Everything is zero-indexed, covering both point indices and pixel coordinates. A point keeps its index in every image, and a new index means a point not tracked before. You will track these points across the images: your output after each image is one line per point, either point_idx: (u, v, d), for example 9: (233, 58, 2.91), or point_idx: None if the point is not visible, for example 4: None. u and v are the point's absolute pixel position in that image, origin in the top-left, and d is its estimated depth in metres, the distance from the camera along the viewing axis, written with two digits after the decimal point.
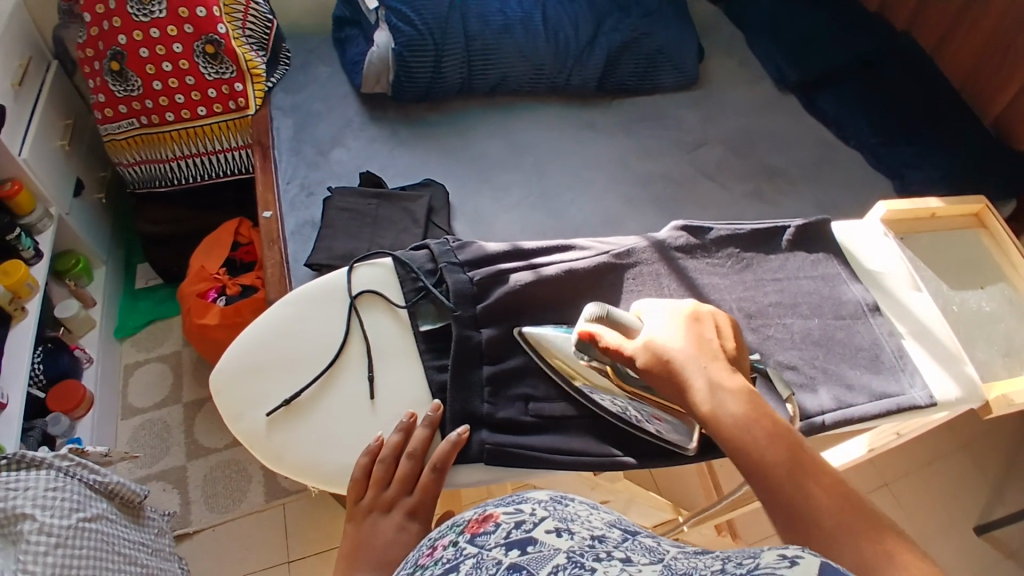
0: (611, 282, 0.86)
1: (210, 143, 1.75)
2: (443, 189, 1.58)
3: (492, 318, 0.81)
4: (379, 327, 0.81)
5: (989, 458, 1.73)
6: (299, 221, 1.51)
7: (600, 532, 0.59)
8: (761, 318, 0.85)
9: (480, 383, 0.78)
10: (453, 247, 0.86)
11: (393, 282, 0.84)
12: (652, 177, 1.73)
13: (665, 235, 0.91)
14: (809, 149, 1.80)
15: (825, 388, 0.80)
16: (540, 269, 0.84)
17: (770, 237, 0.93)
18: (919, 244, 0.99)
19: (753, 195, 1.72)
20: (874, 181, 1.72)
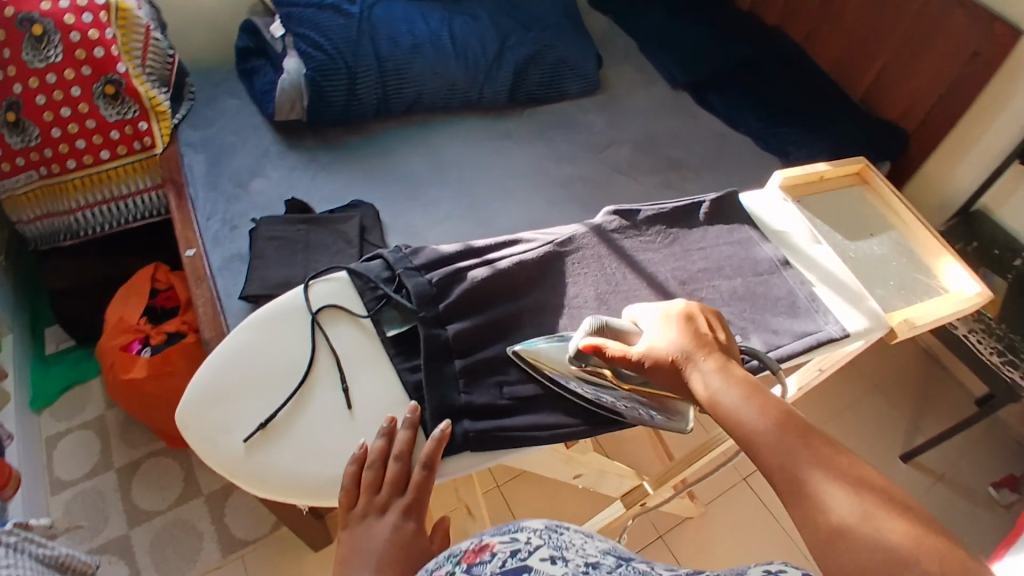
0: (559, 269, 0.91)
1: (114, 188, 1.67)
2: (373, 209, 1.59)
3: (456, 314, 0.83)
4: (345, 338, 0.82)
5: (900, 397, 1.93)
6: (226, 255, 1.48)
7: (594, 559, 0.67)
8: (694, 284, 0.93)
9: (453, 375, 0.80)
10: (407, 253, 0.88)
11: (352, 293, 0.85)
12: (571, 180, 1.84)
13: (601, 221, 0.98)
14: (706, 141, 1.98)
15: (760, 335, 0.89)
16: (494, 263, 0.88)
17: (689, 212, 1.03)
18: (815, 205, 1.12)
19: (664, 187, 1.85)
20: (766, 162, 1.91)
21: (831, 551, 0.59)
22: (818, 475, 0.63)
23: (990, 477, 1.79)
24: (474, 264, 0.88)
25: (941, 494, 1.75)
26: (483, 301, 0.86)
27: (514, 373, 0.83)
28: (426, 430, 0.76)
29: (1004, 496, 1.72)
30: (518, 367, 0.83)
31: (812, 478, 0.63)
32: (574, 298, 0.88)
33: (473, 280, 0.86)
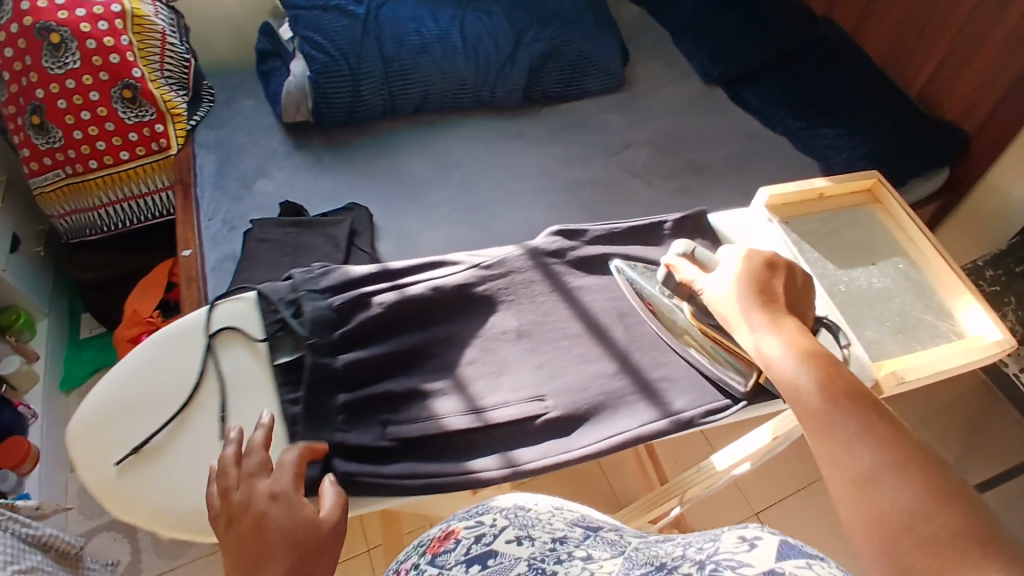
0: (481, 293, 0.92)
1: (136, 187, 1.75)
2: (368, 213, 1.56)
3: (350, 344, 0.84)
4: (234, 362, 0.81)
5: (949, 433, 1.69)
6: (220, 255, 1.51)
7: (562, 533, 0.66)
8: (632, 317, 0.94)
9: (334, 411, 0.79)
10: (318, 274, 0.89)
11: (258, 315, 0.86)
12: (579, 183, 1.75)
13: (540, 242, 0.97)
14: (734, 142, 1.81)
15: (692, 383, 0.88)
16: (405, 288, 0.89)
17: (642, 236, 1.00)
18: (806, 227, 0.99)
19: (678, 194, 1.72)
20: (799, 167, 1.73)
21: (854, 498, 0.59)
22: (850, 440, 0.63)
23: None
24: (383, 289, 0.88)
25: None
26: (387, 328, 0.86)
27: (406, 412, 0.82)
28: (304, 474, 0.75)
29: None
30: (411, 407, 0.82)
31: (843, 448, 0.63)
32: (491, 327, 0.90)
33: (379, 305, 0.87)
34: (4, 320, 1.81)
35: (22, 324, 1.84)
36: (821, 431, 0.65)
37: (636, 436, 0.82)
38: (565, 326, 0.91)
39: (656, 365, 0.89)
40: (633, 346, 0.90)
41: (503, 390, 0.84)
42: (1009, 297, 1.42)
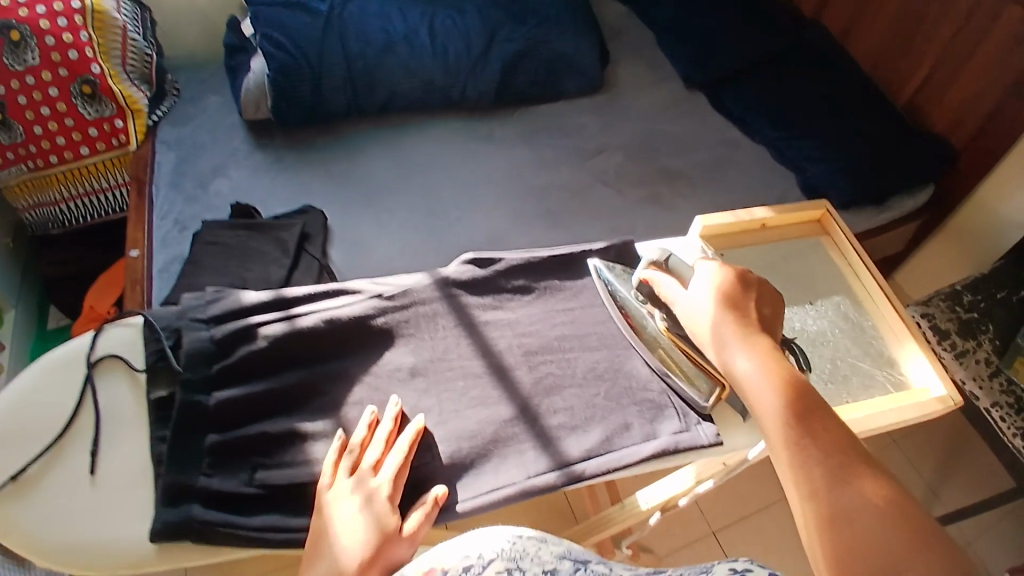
0: (380, 327, 0.82)
1: (93, 182, 1.73)
2: (321, 217, 1.51)
3: (227, 379, 0.75)
4: (113, 395, 0.78)
5: (925, 459, 1.61)
6: (167, 257, 1.48)
7: (551, 566, 0.63)
8: (543, 354, 0.83)
9: (199, 453, 0.70)
10: (206, 301, 0.81)
11: (139, 342, 0.82)
12: (548, 189, 1.66)
13: (451, 270, 0.88)
14: (712, 150, 1.73)
15: (598, 429, 0.78)
16: (296, 318, 0.79)
17: (566, 264, 0.92)
18: (743, 259, 0.97)
19: (650, 203, 1.63)
20: (776, 179, 1.65)
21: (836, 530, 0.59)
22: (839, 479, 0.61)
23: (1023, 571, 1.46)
24: (272, 319, 0.79)
25: None
26: (275, 364, 0.77)
27: (278, 457, 0.72)
28: (156, 519, 0.66)
29: None
30: (283, 451, 0.72)
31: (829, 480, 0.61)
32: (385, 364, 0.79)
33: (264, 338, 0.78)
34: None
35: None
36: (792, 446, 0.64)
37: (521, 490, 0.72)
38: (466, 364, 0.81)
39: (556, 408, 0.79)
40: (538, 387, 0.80)
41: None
42: (986, 324, 1.34)
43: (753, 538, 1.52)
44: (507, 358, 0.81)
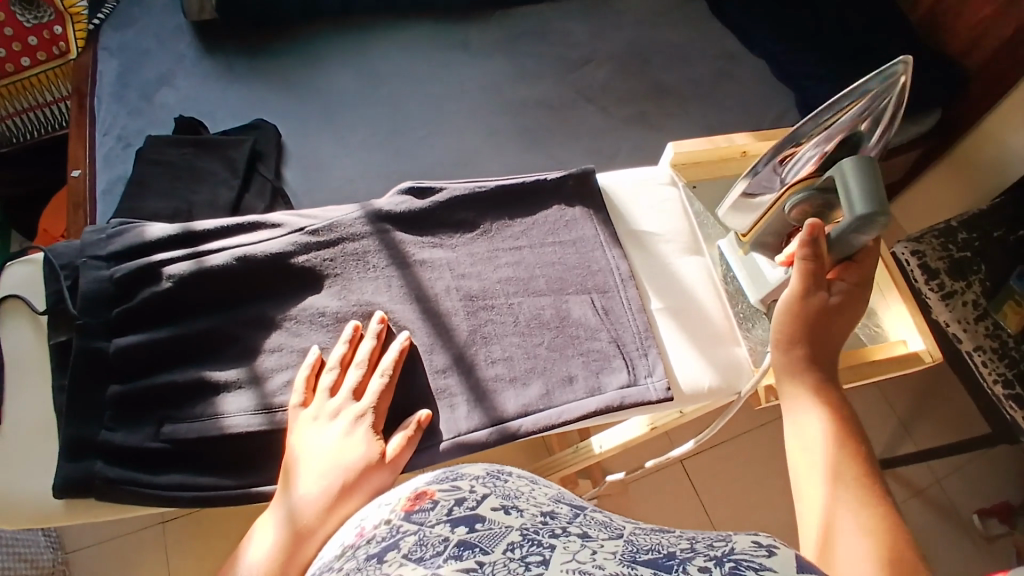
0: (303, 265, 0.75)
1: (38, 96, 1.58)
2: (275, 132, 1.39)
3: (133, 326, 0.71)
4: (14, 341, 0.73)
5: (901, 391, 1.59)
6: (111, 178, 1.35)
7: (549, 508, 0.46)
8: (484, 299, 0.76)
9: (102, 405, 0.68)
10: (107, 236, 0.74)
11: (40, 282, 0.75)
12: (526, 104, 1.51)
13: (386, 202, 0.80)
14: (706, 64, 1.57)
15: (537, 382, 0.73)
16: (205, 257, 0.73)
17: (516, 195, 0.83)
18: (717, 191, 0.89)
19: (635, 122, 1.50)
20: (774, 100, 1.52)
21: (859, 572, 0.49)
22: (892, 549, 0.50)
23: (984, 501, 1.47)
24: (178, 257, 0.73)
25: (925, 513, 1.46)
26: (183, 309, 0.72)
27: (187, 409, 0.69)
28: (57, 474, 0.65)
29: (990, 527, 1.40)
30: (195, 403, 0.69)
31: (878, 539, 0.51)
32: (306, 308, 0.74)
33: (169, 279, 0.72)
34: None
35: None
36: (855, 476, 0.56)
37: (454, 445, 0.69)
38: (395, 310, 0.75)
39: (494, 359, 0.73)
40: (474, 336, 0.74)
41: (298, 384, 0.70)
42: (978, 264, 1.26)
43: (724, 472, 1.51)
44: (445, 303, 0.75)
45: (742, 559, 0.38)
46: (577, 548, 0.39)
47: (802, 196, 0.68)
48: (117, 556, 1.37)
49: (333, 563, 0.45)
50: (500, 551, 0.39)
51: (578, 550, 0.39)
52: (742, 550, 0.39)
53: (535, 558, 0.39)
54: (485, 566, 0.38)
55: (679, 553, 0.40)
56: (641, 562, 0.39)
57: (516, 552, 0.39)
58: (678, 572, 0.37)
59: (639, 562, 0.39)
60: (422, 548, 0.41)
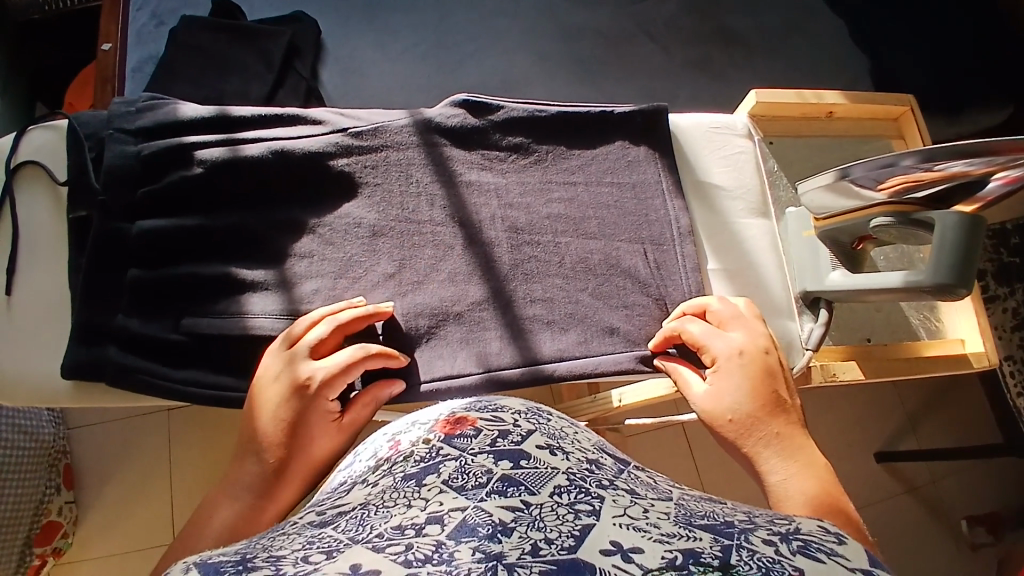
0: (345, 169, 0.70)
1: None
2: (314, 28, 1.29)
3: (154, 210, 0.67)
4: (31, 210, 0.69)
5: (918, 388, 1.54)
6: (141, 57, 1.27)
7: (594, 457, 0.51)
8: (530, 233, 0.72)
9: (119, 289, 0.65)
10: (135, 108, 0.69)
11: (62, 150, 0.71)
12: (582, 30, 1.38)
13: (438, 112, 0.74)
14: (785, 11, 1.42)
15: (576, 328, 0.69)
16: (240, 146, 0.68)
17: (577, 124, 0.77)
18: (793, 149, 0.85)
19: (697, 67, 1.37)
20: (850, 62, 1.38)
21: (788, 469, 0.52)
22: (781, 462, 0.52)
23: (972, 505, 1.46)
24: (211, 142, 0.68)
25: (917, 511, 1.45)
26: (212, 199, 0.68)
27: (208, 305, 0.66)
28: (67, 355, 0.62)
29: (976, 535, 1.38)
30: (215, 300, 0.66)
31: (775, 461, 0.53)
32: (342, 217, 0.70)
33: (199, 165, 0.67)
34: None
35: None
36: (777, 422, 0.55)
37: (484, 381, 0.66)
38: (436, 233, 0.71)
39: (534, 297, 0.69)
40: (517, 270, 0.70)
41: (327, 295, 0.67)
42: None
43: None
44: (489, 233, 0.71)
45: (809, 541, 0.40)
46: (627, 504, 0.43)
47: (889, 223, 0.64)
48: (120, 435, 1.40)
49: (371, 472, 0.50)
50: (546, 493, 0.43)
51: (628, 506, 0.43)
52: (808, 531, 0.41)
53: (584, 506, 0.42)
54: (533, 507, 0.41)
55: (737, 523, 0.42)
56: (698, 526, 0.41)
57: (564, 497, 0.43)
58: (740, 541, 0.39)
59: (697, 527, 0.41)
60: (465, 474, 0.45)
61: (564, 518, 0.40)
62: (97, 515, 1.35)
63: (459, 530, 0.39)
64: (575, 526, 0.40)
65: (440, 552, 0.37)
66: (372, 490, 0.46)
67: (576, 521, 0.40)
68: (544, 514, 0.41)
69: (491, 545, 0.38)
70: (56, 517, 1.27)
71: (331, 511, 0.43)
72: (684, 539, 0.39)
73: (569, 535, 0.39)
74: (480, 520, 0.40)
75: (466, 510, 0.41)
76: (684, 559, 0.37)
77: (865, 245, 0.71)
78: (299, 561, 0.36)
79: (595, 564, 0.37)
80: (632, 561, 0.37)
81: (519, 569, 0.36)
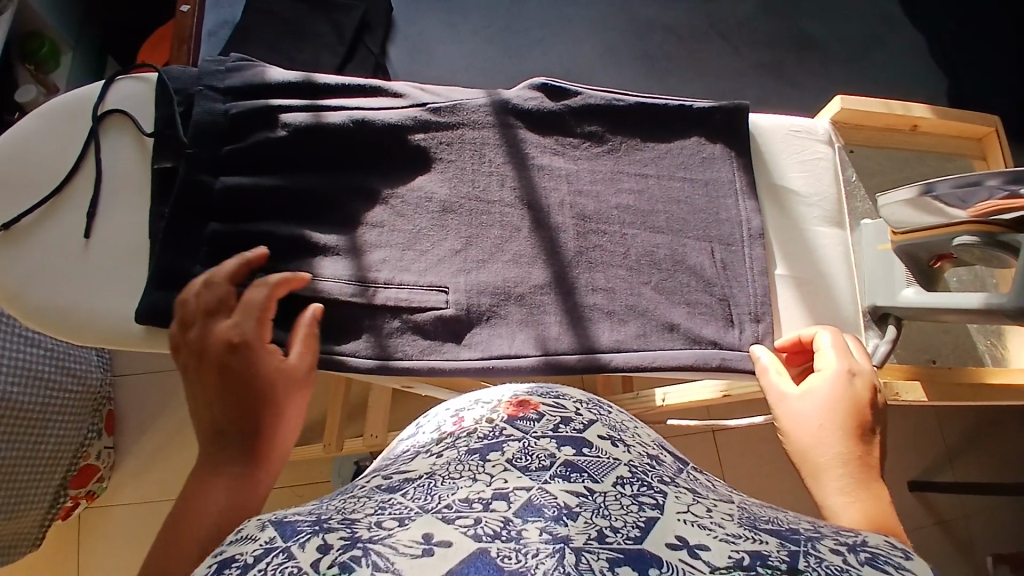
0: (424, 144, 0.73)
1: None
2: (386, 3, 1.30)
3: (236, 166, 0.70)
4: (114, 155, 0.72)
5: (963, 420, 1.48)
6: (218, 20, 1.30)
7: (655, 453, 0.52)
8: (597, 222, 0.74)
9: (200, 240, 0.67)
10: (225, 68, 0.72)
11: (149, 101, 0.74)
12: (650, 24, 1.36)
13: (515, 94, 0.76)
14: (863, 19, 1.37)
15: (635, 321, 0.71)
16: (323, 113, 0.71)
17: (651, 117, 0.78)
18: (873, 159, 0.84)
19: (766, 71, 1.34)
20: (927, 76, 1.33)
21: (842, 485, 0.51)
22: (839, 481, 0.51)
23: (1005, 544, 1.41)
24: (296, 107, 0.71)
25: (948, 545, 1.40)
26: (294, 162, 0.71)
27: (284, 263, 0.68)
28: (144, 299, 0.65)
29: None
30: (292, 260, 0.69)
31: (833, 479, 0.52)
32: (415, 190, 0.73)
33: (285, 127, 0.70)
34: (26, 46, 1.47)
35: (47, 55, 1.50)
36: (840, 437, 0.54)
37: (543, 362, 0.68)
38: (504, 213, 0.73)
39: (596, 286, 0.72)
40: (580, 257, 0.72)
41: (395, 265, 0.70)
42: None
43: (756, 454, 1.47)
44: (558, 218, 0.73)
45: (877, 554, 0.40)
46: (690, 502, 0.44)
47: (974, 242, 0.63)
48: (161, 387, 1.46)
49: (436, 443, 0.54)
50: (609, 482, 0.45)
51: (691, 503, 0.44)
52: (877, 546, 0.40)
53: (648, 500, 0.44)
54: (597, 495, 0.43)
55: (804, 531, 0.42)
56: (764, 530, 0.42)
57: (627, 488, 0.44)
58: (804, 547, 0.40)
59: (764, 530, 0.42)
60: (528, 455, 0.48)
61: (629, 508, 0.42)
62: (133, 462, 1.41)
63: (525, 509, 0.42)
64: (640, 517, 0.41)
65: (508, 529, 0.40)
66: (437, 460, 0.50)
67: (640, 513, 0.42)
68: (609, 503, 0.43)
69: (558, 528, 0.40)
70: (94, 461, 1.32)
71: (399, 478, 0.49)
72: (750, 541, 0.40)
73: (635, 526, 0.40)
74: (545, 501, 0.42)
75: (532, 490, 0.43)
76: (752, 560, 0.38)
77: (942, 263, 0.70)
78: (374, 526, 0.40)
79: (662, 558, 0.38)
80: (698, 558, 0.38)
81: (585, 554, 0.38)
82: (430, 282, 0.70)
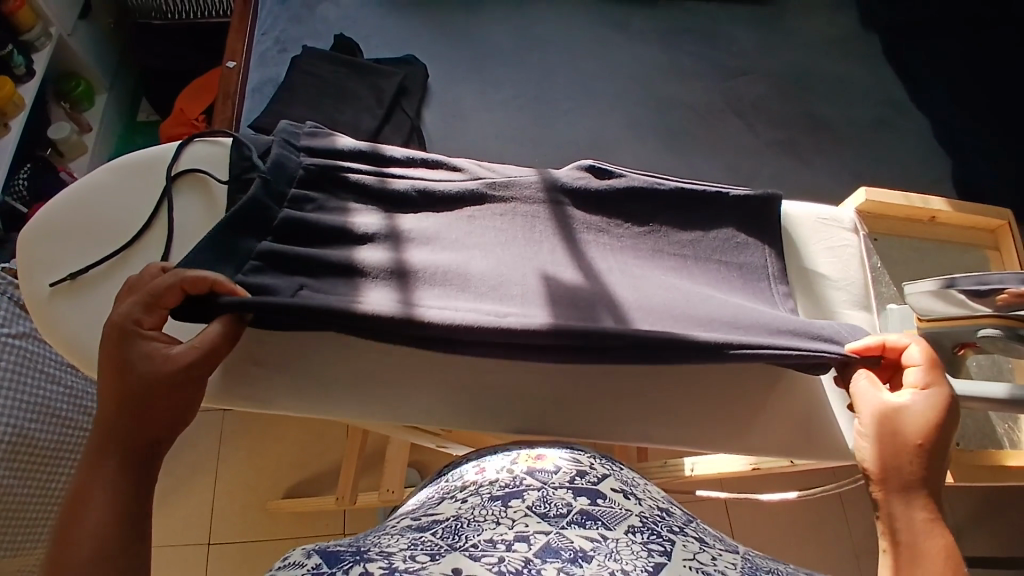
0: (475, 213, 0.80)
1: None
2: (424, 71, 1.37)
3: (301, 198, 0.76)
4: (186, 213, 0.76)
5: (971, 497, 1.49)
6: (262, 78, 1.36)
7: (666, 507, 0.63)
8: (638, 273, 0.78)
9: (249, 253, 0.70)
10: (302, 131, 0.80)
11: (224, 163, 0.79)
12: (670, 102, 1.44)
13: (565, 173, 0.83)
14: (871, 106, 1.45)
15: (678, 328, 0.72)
16: (388, 179, 0.79)
17: (692, 201, 0.83)
18: (896, 248, 0.89)
19: (779, 149, 1.40)
20: (933, 162, 1.40)
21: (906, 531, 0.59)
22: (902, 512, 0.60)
23: None
24: (365, 171, 0.79)
25: None
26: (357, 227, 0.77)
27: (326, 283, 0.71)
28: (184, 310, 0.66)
29: None
30: None
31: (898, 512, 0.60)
32: (457, 232, 0.78)
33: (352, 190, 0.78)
34: (63, 86, 1.65)
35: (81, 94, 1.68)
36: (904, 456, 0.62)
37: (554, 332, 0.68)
38: (549, 259, 0.77)
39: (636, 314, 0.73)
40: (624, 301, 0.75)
41: (439, 292, 0.71)
42: None
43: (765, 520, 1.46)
44: (596, 265, 0.78)
45: None
46: (696, 549, 0.54)
47: (997, 334, 0.67)
48: None
49: (460, 489, 0.66)
50: (621, 530, 0.55)
51: (698, 552, 0.53)
52: None
53: (656, 546, 0.53)
54: (610, 540, 0.53)
55: None
56: None
57: (638, 536, 0.54)
58: None
59: None
60: (547, 503, 0.59)
61: (639, 553, 0.51)
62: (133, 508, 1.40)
63: (545, 550, 0.51)
64: (649, 562, 0.50)
65: (529, 566, 0.49)
66: (463, 505, 0.61)
67: (648, 558, 0.51)
68: (621, 548, 0.52)
69: (574, 568, 0.49)
70: None
71: (429, 519, 0.59)
72: None
73: (644, 569, 0.49)
74: (562, 544, 0.52)
75: (550, 535, 0.53)
76: None
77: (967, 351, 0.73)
78: (409, 559, 0.49)
79: None
80: None
81: None
82: (473, 304, 0.71)
